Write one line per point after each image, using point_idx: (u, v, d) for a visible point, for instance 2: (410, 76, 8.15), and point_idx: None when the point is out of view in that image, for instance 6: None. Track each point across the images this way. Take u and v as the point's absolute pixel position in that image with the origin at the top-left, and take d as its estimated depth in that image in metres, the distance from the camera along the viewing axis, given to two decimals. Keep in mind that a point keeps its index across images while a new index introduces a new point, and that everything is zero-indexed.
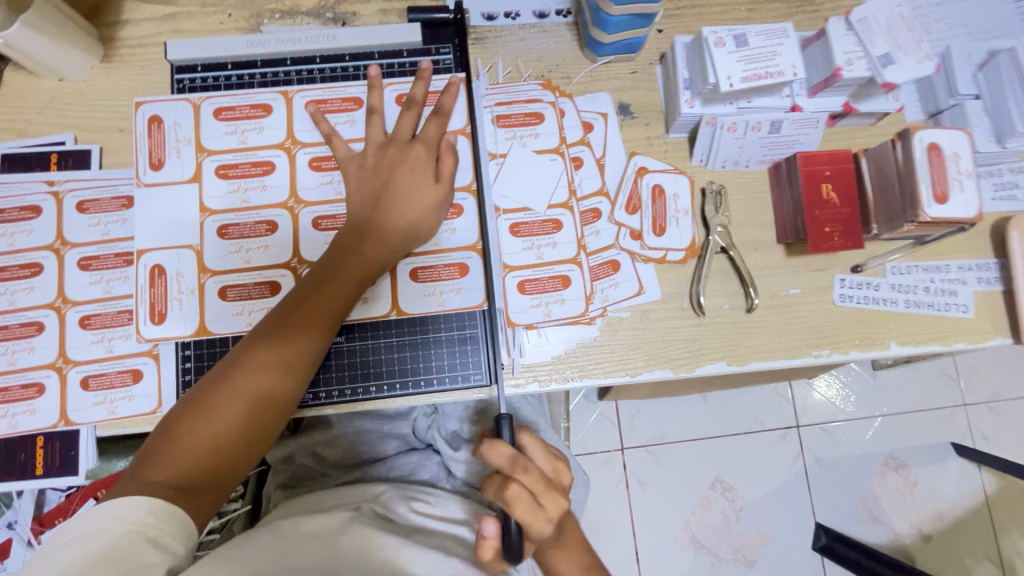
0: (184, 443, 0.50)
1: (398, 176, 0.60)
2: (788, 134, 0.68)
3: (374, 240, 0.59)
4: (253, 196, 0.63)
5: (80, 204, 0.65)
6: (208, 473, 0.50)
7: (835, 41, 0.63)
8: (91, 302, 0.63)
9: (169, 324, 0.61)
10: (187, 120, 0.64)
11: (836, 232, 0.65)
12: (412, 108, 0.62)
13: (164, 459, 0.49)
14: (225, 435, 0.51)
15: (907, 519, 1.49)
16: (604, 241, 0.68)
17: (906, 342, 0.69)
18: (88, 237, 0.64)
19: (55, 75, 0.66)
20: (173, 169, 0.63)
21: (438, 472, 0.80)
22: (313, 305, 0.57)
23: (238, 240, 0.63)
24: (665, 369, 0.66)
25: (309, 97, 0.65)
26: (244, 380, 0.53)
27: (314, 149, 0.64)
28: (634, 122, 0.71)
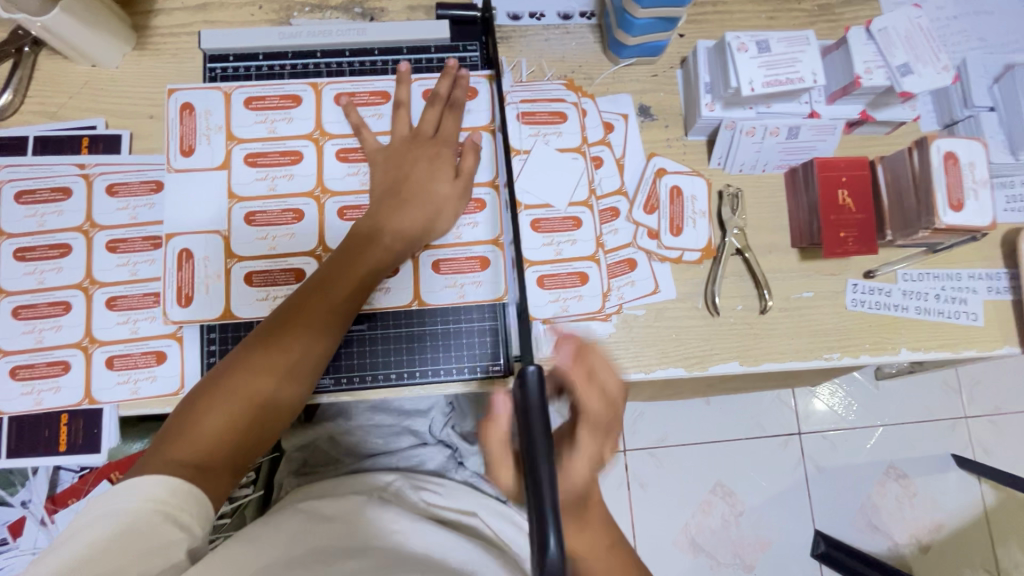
0: (202, 425, 0.50)
1: (417, 171, 0.62)
2: (806, 140, 0.69)
3: (391, 231, 0.60)
4: (280, 184, 0.64)
5: (110, 187, 0.66)
6: (224, 456, 0.50)
7: (855, 49, 0.64)
8: (118, 284, 0.64)
9: (194, 306, 0.63)
10: (216, 107, 0.65)
11: (850, 237, 0.66)
12: (436, 104, 0.64)
13: (181, 438, 0.49)
14: (240, 417, 0.51)
15: (906, 528, 1.50)
16: (622, 239, 0.69)
17: (916, 348, 0.70)
18: (116, 220, 0.66)
19: (88, 61, 0.68)
20: (204, 155, 0.64)
21: (444, 463, 0.82)
22: (330, 292, 0.57)
23: (264, 226, 0.64)
24: (678, 367, 0.67)
25: (338, 90, 0.66)
26: (263, 364, 0.53)
27: (342, 140, 0.65)
28: (653, 123, 0.72)
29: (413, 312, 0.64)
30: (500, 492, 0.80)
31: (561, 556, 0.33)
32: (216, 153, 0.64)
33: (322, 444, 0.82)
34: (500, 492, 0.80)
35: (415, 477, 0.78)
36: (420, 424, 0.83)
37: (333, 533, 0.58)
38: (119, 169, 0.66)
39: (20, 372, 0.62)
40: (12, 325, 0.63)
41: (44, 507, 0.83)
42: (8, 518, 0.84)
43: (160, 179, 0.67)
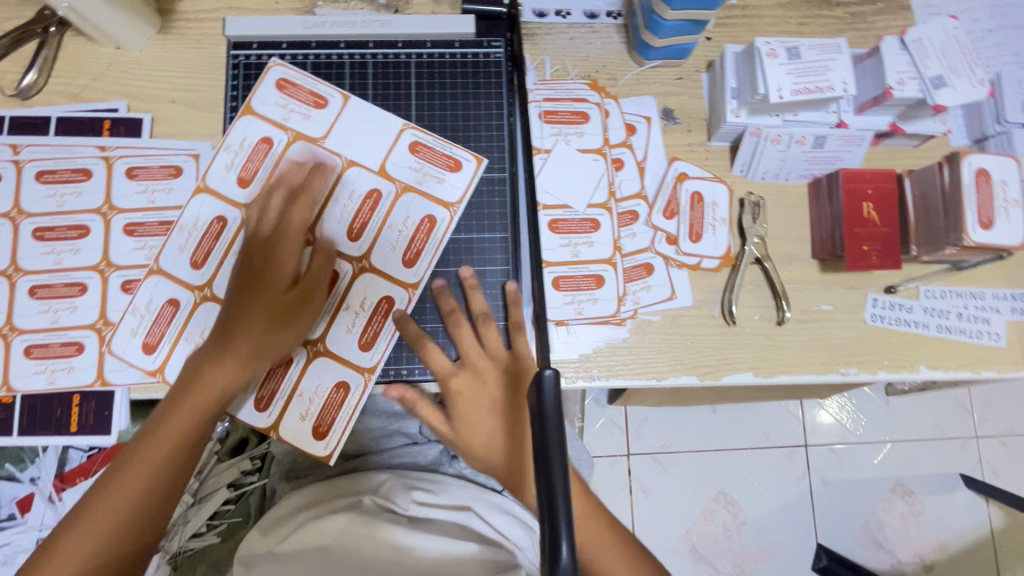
0: (74, 541, 0.53)
1: (275, 269, 0.60)
2: (832, 150, 0.68)
3: (254, 322, 0.59)
4: (243, 193, 0.65)
5: (132, 169, 0.66)
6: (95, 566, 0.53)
7: (887, 59, 0.63)
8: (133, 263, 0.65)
9: (156, 295, 0.64)
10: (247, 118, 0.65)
11: (874, 251, 0.65)
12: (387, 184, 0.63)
13: (63, 546, 0.54)
14: (115, 537, 0.54)
15: (910, 546, 1.48)
16: (640, 243, 0.68)
17: (936, 366, 0.68)
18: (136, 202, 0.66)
19: (113, 43, 0.68)
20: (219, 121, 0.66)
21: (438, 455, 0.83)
22: (192, 400, 0.57)
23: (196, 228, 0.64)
24: (692, 375, 0.67)
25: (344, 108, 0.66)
26: (131, 467, 0.56)
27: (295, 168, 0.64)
28: (676, 127, 0.71)
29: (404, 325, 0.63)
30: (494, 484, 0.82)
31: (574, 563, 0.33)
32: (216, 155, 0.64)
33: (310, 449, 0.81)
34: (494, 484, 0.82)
35: (408, 477, 0.77)
36: (410, 426, 0.82)
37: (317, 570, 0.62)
38: (141, 152, 0.67)
39: (34, 351, 0.63)
40: (28, 304, 0.63)
41: (52, 484, 0.84)
42: (17, 495, 0.85)
43: (179, 165, 0.66)
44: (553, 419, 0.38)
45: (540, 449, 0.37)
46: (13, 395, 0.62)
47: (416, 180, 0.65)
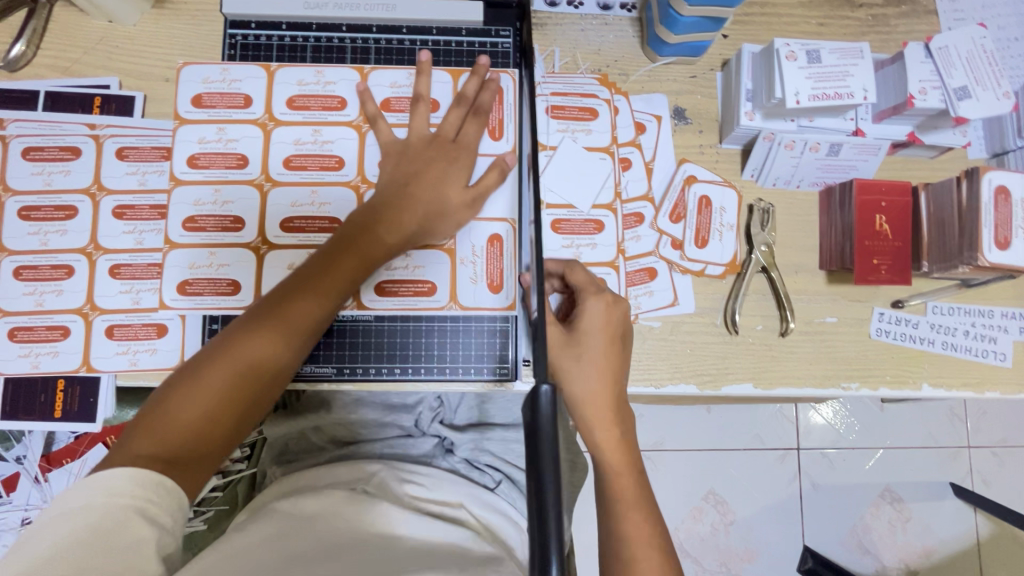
0: (174, 419, 0.46)
1: (431, 170, 0.57)
2: (846, 158, 0.65)
3: (402, 221, 0.55)
4: (284, 146, 0.61)
5: (198, 88, 0.61)
6: (190, 446, 0.46)
7: (911, 67, 0.60)
8: (174, 176, 0.60)
9: (173, 267, 0.59)
10: (353, 74, 0.62)
11: (884, 265, 0.63)
12: (478, 117, 0.60)
13: (150, 428, 0.45)
14: (221, 417, 0.47)
15: (896, 552, 1.49)
16: (644, 246, 0.67)
17: (939, 384, 0.67)
18: (193, 121, 0.60)
19: (105, 17, 0.65)
20: (246, 74, 0.61)
21: (431, 448, 0.79)
22: (321, 295, 0.52)
23: (209, 170, 0.60)
24: (690, 384, 0.65)
25: (385, 76, 0.62)
26: (252, 343, 0.49)
27: (335, 129, 0.61)
28: (687, 128, 0.69)
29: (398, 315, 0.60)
30: (488, 480, 0.77)
31: None
32: (376, 113, 0.60)
33: (303, 433, 0.80)
34: (489, 480, 0.77)
35: (399, 469, 0.75)
36: (405, 418, 0.80)
37: (318, 532, 0.58)
38: (215, 73, 0.61)
39: (19, 334, 0.61)
40: (13, 285, 0.61)
41: (38, 465, 0.83)
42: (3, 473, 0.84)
43: (250, 93, 0.61)
44: (548, 436, 0.36)
45: (533, 466, 0.36)
46: None
47: (461, 257, 0.60)
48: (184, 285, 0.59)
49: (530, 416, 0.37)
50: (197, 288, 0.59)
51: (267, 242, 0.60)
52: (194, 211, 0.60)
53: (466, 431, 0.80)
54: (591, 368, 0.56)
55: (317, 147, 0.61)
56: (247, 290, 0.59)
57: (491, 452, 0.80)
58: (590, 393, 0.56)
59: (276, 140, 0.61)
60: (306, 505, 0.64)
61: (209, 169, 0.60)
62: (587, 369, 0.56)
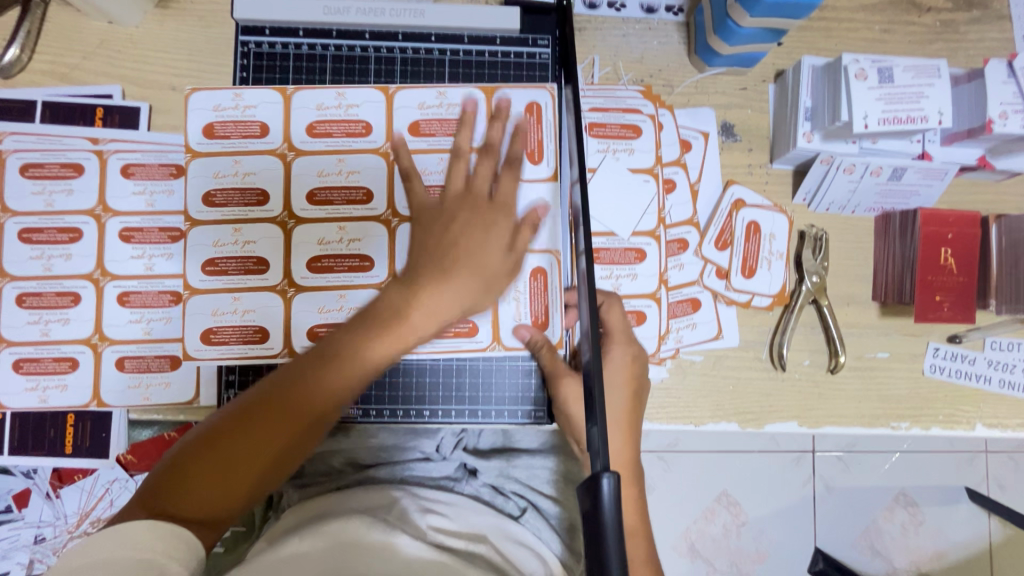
0: (190, 475, 0.43)
1: (467, 237, 0.50)
2: (907, 183, 0.60)
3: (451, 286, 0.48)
4: (307, 176, 0.56)
5: (209, 117, 0.55)
6: (196, 504, 0.43)
7: (991, 87, 0.55)
8: (189, 217, 0.55)
9: (193, 315, 0.55)
10: (377, 95, 0.57)
11: (946, 301, 0.59)
12: (513, 171, 0.53)
13: (169, 489, 0.43)
14: (231, 480, 0.44)
15: (907, 555, 1.49)
16: (687, 276, 0.63)
17: (992, 424, 0.64)
18: (206, 153, 0.55)
19: (104, 17, 0.59)
20: (263, 98, 0.56)
21: (453, 471, 0.77)
22: (349, 374, 0.46)
23: (226, 208, 0.55)
24: (732, 422, 0.62)
25: (414, 96, 0.57)
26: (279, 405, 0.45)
27: (363, 153, 0.56)
28: (736, 145, 0.64)
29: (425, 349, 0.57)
30: (513, 508, 0.76)
31: None
32: (409, 166, 0.54)
33: (320, 455, 0.76)
34: (513, 508, 0.76)
35: (422, 497, 0.72)
36: (427, 443, 0.77)
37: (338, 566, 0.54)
38: (225, 99, 0.56)
39: (24, 365, 0.57)
40: (16, 313, 0.58)
41: (50, 481, 0.81)
42: (13, 488, 0.82)
43: (266, 121, 0.56)
44: (613, 531, 0.33)
45: (596, 561, 0.33)
46: (3, 411, 0.58)
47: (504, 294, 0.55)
48: (208, 334, 0.54)
49: (586, 505, 0.34)
50: (220, 336, 0.54)
51: (296, 285, 0.56)
52: (214, 253, 0.54)
53: (490, 459, 0.78)
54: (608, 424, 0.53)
55: (343, 179, 0.56)
56: (276, 338, 0.55)
57: (516, 479, 0.78)
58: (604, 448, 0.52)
59: (298, 172, 0.56)
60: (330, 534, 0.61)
61: (226, 207, 0.55)
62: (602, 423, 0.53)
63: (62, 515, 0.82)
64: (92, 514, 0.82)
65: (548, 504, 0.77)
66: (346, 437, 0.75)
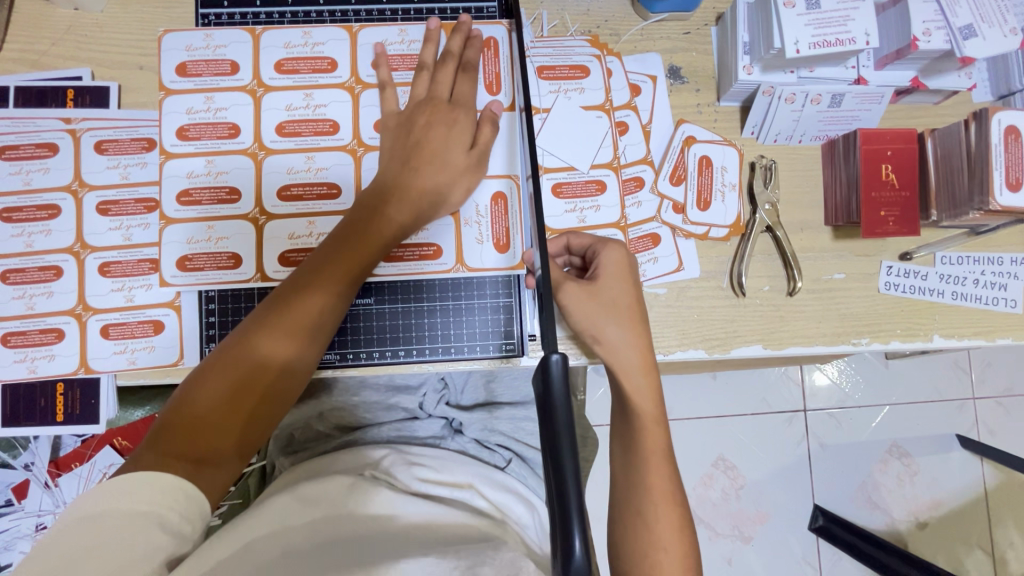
0: (200, 411, 0.48)
1: (431, 138, 0.55)
2: (848, 108, 0.63)
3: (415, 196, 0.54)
4: (278, 112, 0.59)
5: (183, 57, 0.59)
6: (210, 434, 0.47)
7: (913, 8, 0.58)
8: (163, 149, 0.58)
9: (169, 241, 0.58)
10: (342, 33, 0.60)
11: (891, 216, 0.62)
12: (469, 72, 0.58)
13: (178, 424, 0.47)
14: (241, 401, 0.49)
15: (906, 506, 1.43)
16: (645, 212, 0.65)
17: (949, 335, 0.66)
18: (179, 92, 0.59)
19: (70, 4, 0.62)
20: (236, 42, 0.60)
21: (439, 429, 0.79)
22: (333, 284, 0.51)
23: (197, 141, 0.59)
24: (698, 349, 0.64)
25: (375, 36, 0.61)
26: (270, 329, 0.50)
27: (330, 90, 0.60)
28: (683, 87, 0.67)
29: (396, 286, 0.60)
30: (498, 460, 0.77)
31: (587, 559, 0.30)
32: (386, 78, 0.59)
33: (309, 421, 0.80)
34: (499, 459, 0.77)
35: (407, 453, 0.74)
36: (409, 400, 0.79)
37: (326, 520, 0.56)
38: (198, 40, 0.60)
39: (11, 339, 0.60)
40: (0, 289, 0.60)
41: (48, 471, 0.82)
42: (12, 481, 0.83)
43: (236, 60, 0.59)
44: (563, 403, 0.34)
45: (549, 446, 0.33)
46: None
47: (466, 218, 0.60)
48: (184, 261, 0.59)
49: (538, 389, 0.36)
50: (207, 268, 0.58)
51: (266, 212, 0.59)
52: (188, 184, 0.58)
53: (473, 411, 0.80)
54: (619, 319, 0.55)
55: (310, 112, 0.59)
56: (249, 263, 0.59)
57: (500, 433, 0.80)
58: (621, 341, 0.55)
59: (267, 106, 0.59)
60: (313, 492, 0.62)
61: (200, 140, 0.59)
62: (613, 318, 0.55)
63: (61, 503, 0.83)
64: None
65: (534, 454, 0.79)
66: (329, 396, 0.78)
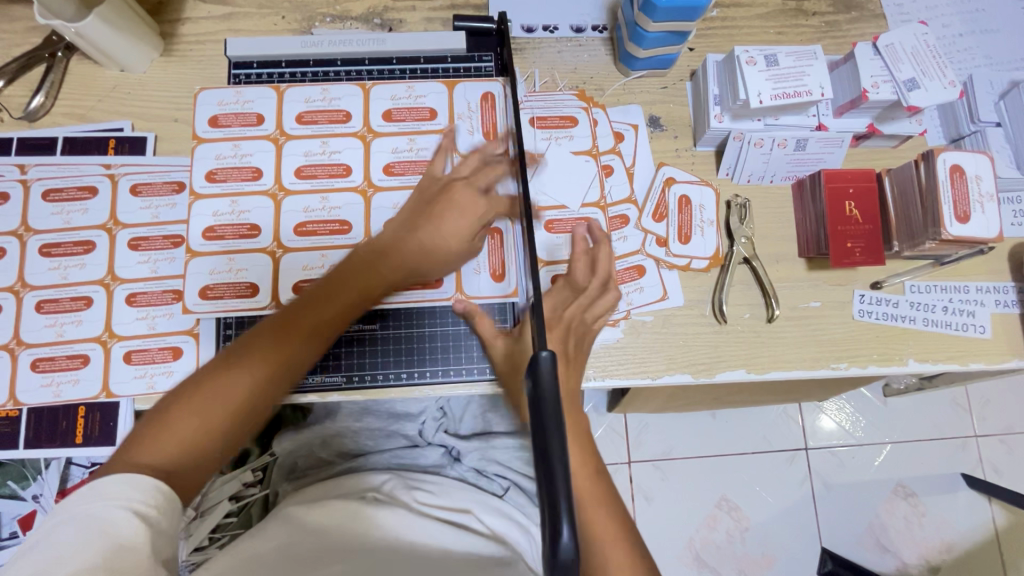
0: (181, 424, 0.47)
1: (435, 210, 0.62)
2: (813, 152, 0.70)
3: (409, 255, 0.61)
4: (299, 157, 0.66)
5: (215, 110, 0.67)
6: (188, 450, 0.47)
7: (861, 64, 0.66)
8: (194, 190, 0.65)
9: (195, 273, 0.64)
10: (355, 90, 0.68)
11: (857, 247, 0.67)
12: (494, 165, 0.63)
13: (154, 435, 0.47)
14: (228, 422, 0.49)
15: (916, 548, 1.40)
16: (630, 246, 0.70)
17: (924, 359, 0.70)
18: (210, 140, 0.66)
19: (116, 66, 0.71)
20: (263, 99, 0.68)
21: (439, 459, 0.82)
22: (329, 323, 0.56)
23: (224, 183, 0.65)
24: (685, 373, 0.68)
25: (385, 89, 0.68)
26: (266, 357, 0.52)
27: (344, 137, 0.67)
28: (663, 134, 0.74)
29: (401, 312, 0.65)
30: (497, 488, 0.80)
31: (575, 544, 0.31)
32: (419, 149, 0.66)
33: (312, 448, 0.83)
34: (497, 487, 0.80)
35: (408, 478, 0.76)
36: (409, 427, 0.83)
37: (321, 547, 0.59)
38: (228, 96, 0.67)
39: (41, 364, 0.64)
40: (35, 318, 0.65)
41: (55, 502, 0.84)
42: (18, 513, 0.85)
43: (262, 113, 0.67)
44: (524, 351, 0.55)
45: (539, 432, 0.36)
46: (20, 408, 0.64)
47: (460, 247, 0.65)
48: (205, 291, 0.64)
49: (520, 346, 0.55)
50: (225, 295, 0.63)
51: (283, 247, 0.64)
52: (213, 222, 0.64)
53: (471, 440, 0.83)
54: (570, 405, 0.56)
55: (326, 157, 0.66)
56: (265, 293, 0.64)
57: (497, 462, 0.82)
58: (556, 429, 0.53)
59: (288, 152, 0.66)
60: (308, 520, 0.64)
61: (226, 183, 0.65)
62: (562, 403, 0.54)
63: None
64: None
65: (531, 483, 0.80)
66: (333, 420, 0.82)
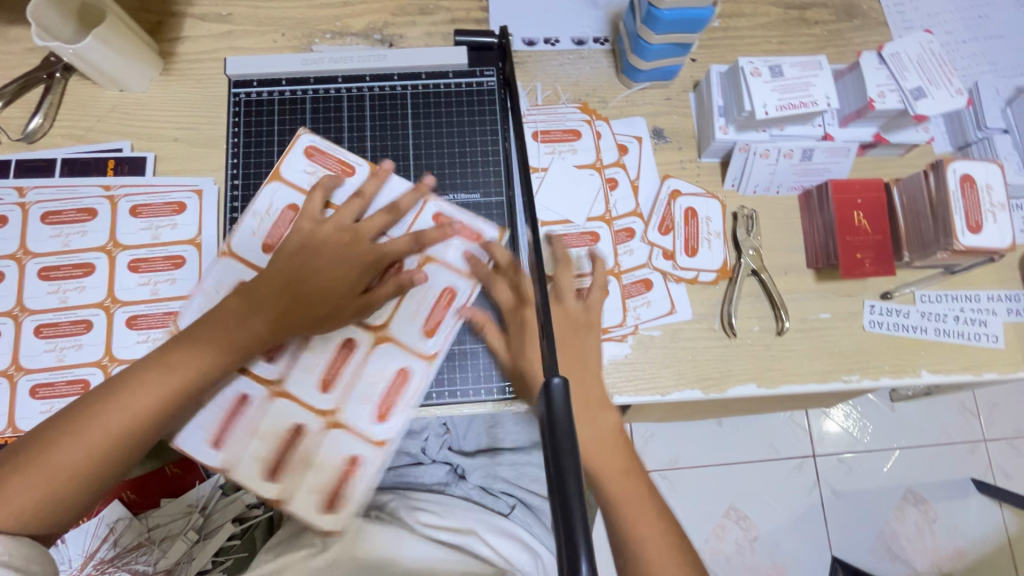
0: (36, 472, 0.49)
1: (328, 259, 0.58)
2: (819, 162, 0.69)
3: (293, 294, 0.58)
4: (264, 240, 0.65)
5: (132, 210, 0.67)
6: (48, 498, 0.50)
7: (867, 73, 0.65)
8: (112, 296, 0.65)
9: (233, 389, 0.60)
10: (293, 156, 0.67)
11: (866, 258, 0.66)
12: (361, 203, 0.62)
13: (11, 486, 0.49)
14: (90, 464, 0.51)
15: (927, 556, 1.38)
16: (637, 260, 0.69)
17: (937, 370, 0.69)
18: (139, 242, 0.67)
19: (115, 86, 0.70)
20: (176, 189, 0.68)
21: (443, 476, 0.80)
22: (202, 357, 0.55)
23: (148, 275, 0.66)
24: (695, 389, 0.67)
25: (311, 146, 0.68)
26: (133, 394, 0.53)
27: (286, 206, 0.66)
28: (667, 146, 0.73)
29: None
30: (503, 506, 0.78)
31: None
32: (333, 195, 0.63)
33: None
34: (503, 506, 0.78)
35: (410, 498, 0.75)
36: (412, 444, 0.81)
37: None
38: (141, 197, 0.68)
39: (40, 391, 0.63)
40: (34, 343, 0.64)
41: None
42: None
43: (182, 202, 0.68)
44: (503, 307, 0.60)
45: (551, 463, 0.35)
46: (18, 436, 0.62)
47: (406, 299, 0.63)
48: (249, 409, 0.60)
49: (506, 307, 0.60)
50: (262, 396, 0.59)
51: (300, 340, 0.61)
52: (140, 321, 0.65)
53: (476, 457, 0.82)
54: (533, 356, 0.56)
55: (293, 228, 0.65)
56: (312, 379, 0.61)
57: (503, 480, 0.81)
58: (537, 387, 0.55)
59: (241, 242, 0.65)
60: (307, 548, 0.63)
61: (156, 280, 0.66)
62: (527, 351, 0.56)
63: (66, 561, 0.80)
64: (95, 556, 0.80)
65: (538, 501, 0.79)
66: None
